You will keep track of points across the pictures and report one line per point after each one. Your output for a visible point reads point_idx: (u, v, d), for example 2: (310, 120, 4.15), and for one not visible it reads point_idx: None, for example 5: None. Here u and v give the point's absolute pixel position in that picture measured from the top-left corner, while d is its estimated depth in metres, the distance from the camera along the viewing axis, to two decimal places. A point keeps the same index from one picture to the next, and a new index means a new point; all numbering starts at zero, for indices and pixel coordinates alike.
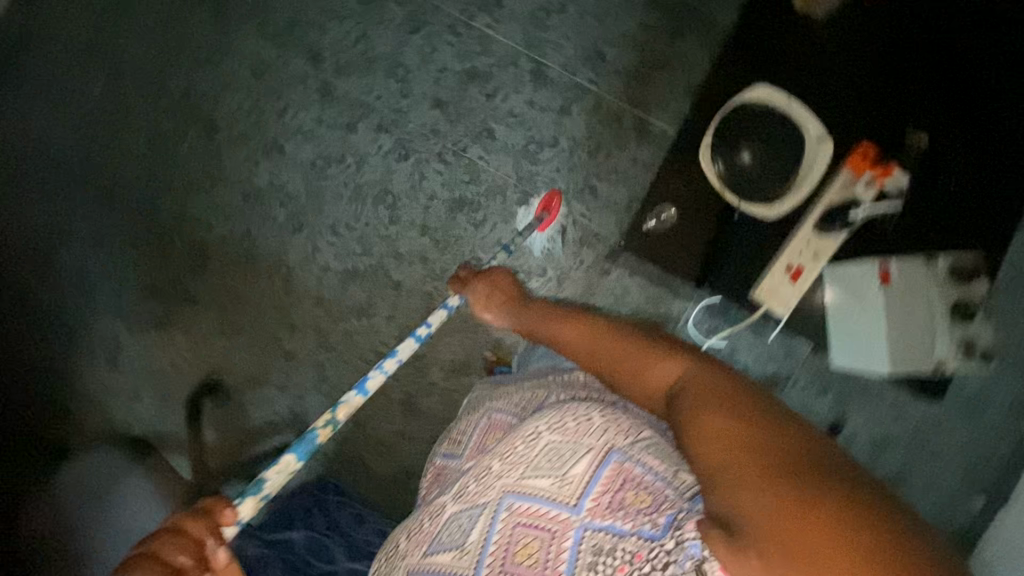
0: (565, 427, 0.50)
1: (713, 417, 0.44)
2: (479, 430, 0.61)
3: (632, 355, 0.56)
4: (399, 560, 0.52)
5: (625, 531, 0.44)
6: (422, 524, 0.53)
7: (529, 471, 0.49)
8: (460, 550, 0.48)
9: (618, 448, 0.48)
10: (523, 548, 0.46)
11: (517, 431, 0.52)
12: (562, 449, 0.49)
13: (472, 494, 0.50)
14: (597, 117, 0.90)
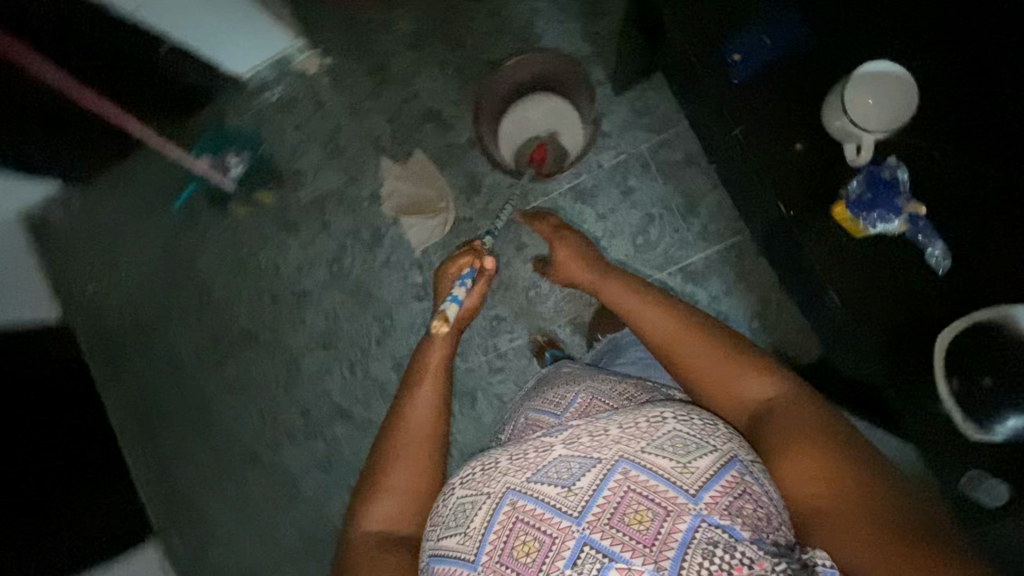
0: (691, 429, 0.67)
1: (816, 455, 0.65)
2: (581, 402, 0.83)
3: (705, 349, 0.81)
4: (497, 476, 0.68)
5: (732, 535, 0.59)
6: (529, 454, 0.69)
7: (650, 447, 0.65)
8: (569, 490, 0.64)
9: (744, 463, 0.65)
10: (634, 513, 0.61)
11: (643, 413, 0.69)
12: (688, 440, 0.66)
13: (587, 446, 0.67)
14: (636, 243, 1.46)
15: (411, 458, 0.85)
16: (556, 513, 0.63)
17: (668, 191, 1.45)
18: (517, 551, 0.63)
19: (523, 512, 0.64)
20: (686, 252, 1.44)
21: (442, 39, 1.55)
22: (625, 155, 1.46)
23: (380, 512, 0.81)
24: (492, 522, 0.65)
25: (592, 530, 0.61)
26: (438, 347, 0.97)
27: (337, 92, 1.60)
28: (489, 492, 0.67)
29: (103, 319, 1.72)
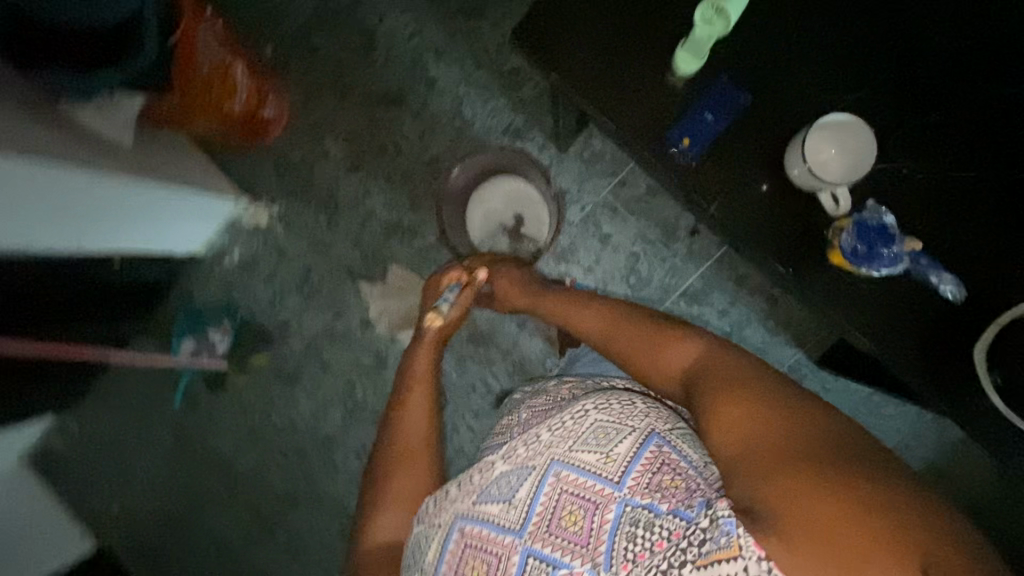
0: (609, 418, 0.77)
1: (738, 405, 0.69)
2: (531, 415, 0.91)
3: (641, 336, 0.90)
4: (450, 505, 0.81)
5: (653, 510, 0.68)
6: (473, 478, 0.81)
7: (575, 445, 0.76)
8: (508, 503, 0.76)
9: (663, 436, 0.74)
10: (566, 515, 0.73)
11: (567, 412, 0.80)
12: (608, 430, 0.76)
13: (523, 457, 0.78)
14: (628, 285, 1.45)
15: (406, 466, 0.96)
16: (501, 530, 0.75)
17: (644, 225, 1.45)
18: (470, 571, 0.76)
19: (473, 536, 0.76)
20: (682, 276, 1.44)
21: (378, 150, 1.53)
22: (591, 205, 1.46)
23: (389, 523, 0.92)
24: (448, 545, 0.78)
25: (535, 539, 0.73)
26: (426, 355, 1.09)
27: (293, 234, 1.57)
28: (444, 521, 0.80)
29: (133, 529, 1.66)
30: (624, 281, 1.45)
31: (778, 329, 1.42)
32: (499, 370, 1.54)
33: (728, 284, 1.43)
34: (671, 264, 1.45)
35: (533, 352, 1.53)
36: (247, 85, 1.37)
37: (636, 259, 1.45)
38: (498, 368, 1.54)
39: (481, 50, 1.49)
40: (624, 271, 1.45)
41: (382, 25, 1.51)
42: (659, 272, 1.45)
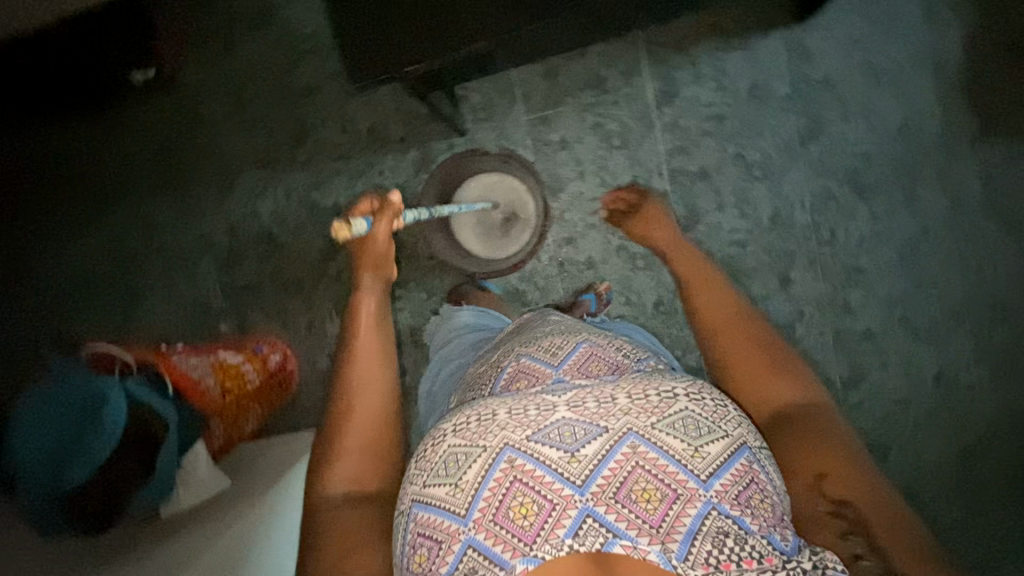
0: (702, 412, 0.75)
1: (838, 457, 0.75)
2: (583, 351, 0.94)
3: (754, 346, 0.90)
4: (617, 415, 0.74)
5: (741, 527, 0.67)
6: (529, 412, 0.75)
7: (661, 425, 0.73)
8: (568, 456, 0.71)
9: (752, 452, 0.73)
10: (642, 492, 0.69)
11: (657, 386, 0.78)
12: (699, 423, 0.74)
13: (591, 412, 0.75)
14: (619, 145, 1.41)
15: (365, 400, 0.88)
16: (685, 472, 0.70)
17: (575, 98, 1.41)
18: (513, 512, 0.69)
19: (523, 471, 0.71)
20: (642, 94, 1.39)
21: None
22: (529, 134, 1.42)
23: (345, 464, 0.81)
24: (609, 455, 0.71)
25: (597, 502, 0.69)
26: (375, 300, 1.05)
27: None
28: (610, 427, 0.73)
29: None
30: (613, 146, 1.41)
31: (745, 40, 1.36)
32: (620, 308, 1.46)
33: (676, 59, 1.37)
34: (625, 96, 1.39)
35: (623, 268, 1.45)
36: (240, 359, 1.39)
37: (601, 122, 1.40)
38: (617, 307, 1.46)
39: (338, 146, 1.48)
40: (605, 141, 1.41)
41: (266, 218, 1.51)
42: (625, 110, 1.40)
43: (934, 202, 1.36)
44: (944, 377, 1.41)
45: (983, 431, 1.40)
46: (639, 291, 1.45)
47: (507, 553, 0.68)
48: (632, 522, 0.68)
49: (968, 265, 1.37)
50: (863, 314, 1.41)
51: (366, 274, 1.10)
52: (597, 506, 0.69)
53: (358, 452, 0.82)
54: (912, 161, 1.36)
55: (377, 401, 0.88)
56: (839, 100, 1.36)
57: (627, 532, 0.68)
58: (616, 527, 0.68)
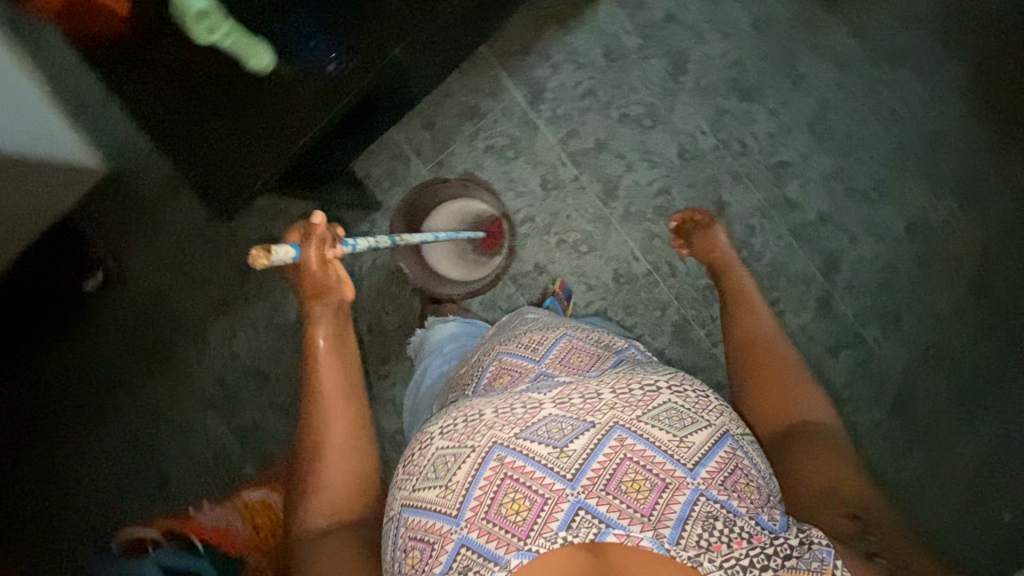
0: (685, 403, 0.74)
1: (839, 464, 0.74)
2: (564, 346, 0.93)
3: (776, 357, 0.90)
4: (602, 408, 0.73)
5: (731, 511, 0.66)
6: (517, 410, 0.74)
7: (647, 417, 0.72)
8: (557, 451, 0.70)
9: (734, 439, 0.73)
10: (630, 481, 0.68)
11: (640, 380, 0.77)
12: (682, 414, 0.73)
13: (578, 407, 0.73)
14: (516, 155, 1.47)
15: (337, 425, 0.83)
16: (673, 462, 0.69)
17: (460, 133, 1.48)
18: (507, 509, 0.67)
19: (514, 467, 0.69)
20: (515, 103, 1.46)
21: None
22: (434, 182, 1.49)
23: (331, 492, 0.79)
24: (598, 449, 0.69)
25: (589, 495, 0.67)
26: (330, 325, 0.93)
27: None
28: (597, 422, 0.71)
29: None
30: (512, 158, 1.47)
31: (582, 18, 1.43)
32: (587, 296, 1.47)
33: (531, 61, 1.45)
34: (501, 111, 1.46)
35: (572, 259, 1.47)
36: (264, 491, 1.38)
37: (491, 143, 1.47)
38: (584, 297, 1.47)
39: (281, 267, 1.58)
40: (503, 157, 1.47)
41: (247, 358, 1.59)
42: (507, 123, 1.46)
43: (818, 74, 1.38)
44: (913, 222, 1.39)
45: (975, 257, 1.38)
46: (597, 273, 1.47)
47: (498, 548, 0.66)
48: (624, 510, 0.66)
49: (877, 113, 1.38)
50: (810, 201, 1.40)
51: (312, 304, 0.94)
52: (590, 499, 0.67)
53: (344, 481, 0.79)
54: (779, 48, 1.39)
55: (354, 432, 0.83)
56: (689, 28, 1.41)
57: (619, 522, 0.66)
58: (609, 517, 0.66)
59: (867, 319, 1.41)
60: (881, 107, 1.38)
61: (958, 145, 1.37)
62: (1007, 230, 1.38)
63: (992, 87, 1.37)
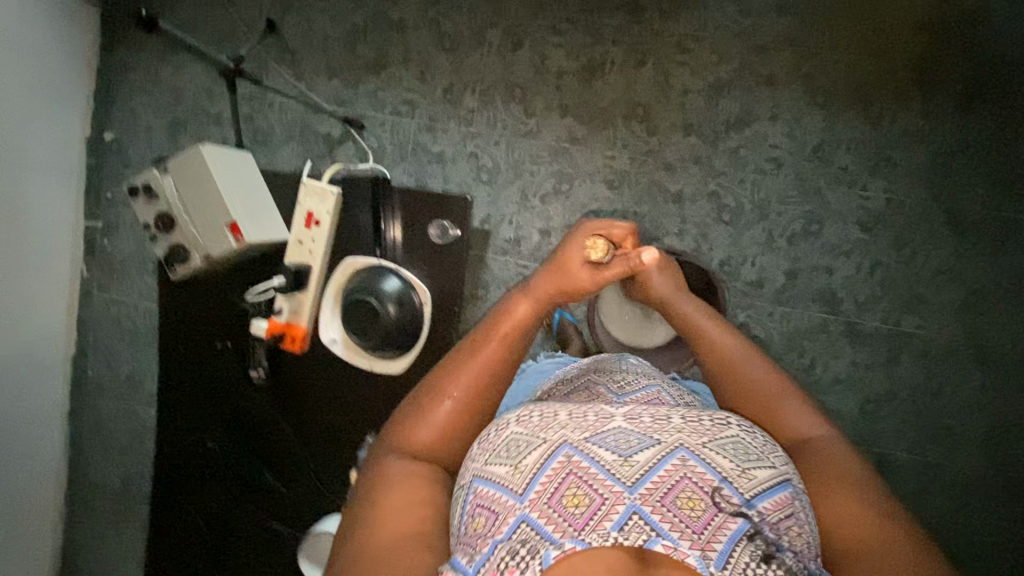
0: (752, 440, 0.76)
1: (849, 492, 0.74)
2: (649, 393, 0.95)
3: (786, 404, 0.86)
4: (670, 430, 0.74)
5: (779, 549, 0.65)
6: (590, 419, 0.77)
7: (712, 444, 0.73)
8: (621, 460, 0.70)
9: (793, 487, 0.73)
10: (688, 500, 0.68)
11: (708, 414, 0.80)
12: (748, 449, 0.74)
13: (647, 425, 0.76)
14: None
15: (467, 375, 0.87)
16: (731, 488, 0.69)
17: None
18: (567, 501, 0.68)
19: (579, 467, 0.70)
20: None
21: None
22: None
23: (420, 439, 0.84)
24: (660, 463, 0.70)
25: (641, 500, 0.68)
26: (530, 306, 0.92)
27: None
28: (662, 439, 0.73)
29: None
30: None
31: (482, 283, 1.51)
32: None
33: None
34: None
35: None
36: None
37: None
38: None
39: None
40: None
41: None
42: None
43: (690, 179, 1.43)
44: (866, 219, 1.39)
45: (936, 205, 1.37)
46: None
47: (553, 530, 0.67)
48: (675, 524, 0.66)
49: (761, 167, 1.40)
50: (771, 271, 1.43)
51: (545, 283, 0.94)
52: (644, 505, 0.67)
53: (443, 422, 0.85)
54: (645, 187, 1.44)
55: (481, 384, 0.87)
56: (566, 228, 1.47)
57: (669, 533, 0.65)
58: (660, 526, 0.66)
59: (896, 316, 1.40)
60: (761, 162, 1.40)
61: (842, 139, 1.38)
62: (941, 164, 1.36)
63: (832, 76, 1.37)
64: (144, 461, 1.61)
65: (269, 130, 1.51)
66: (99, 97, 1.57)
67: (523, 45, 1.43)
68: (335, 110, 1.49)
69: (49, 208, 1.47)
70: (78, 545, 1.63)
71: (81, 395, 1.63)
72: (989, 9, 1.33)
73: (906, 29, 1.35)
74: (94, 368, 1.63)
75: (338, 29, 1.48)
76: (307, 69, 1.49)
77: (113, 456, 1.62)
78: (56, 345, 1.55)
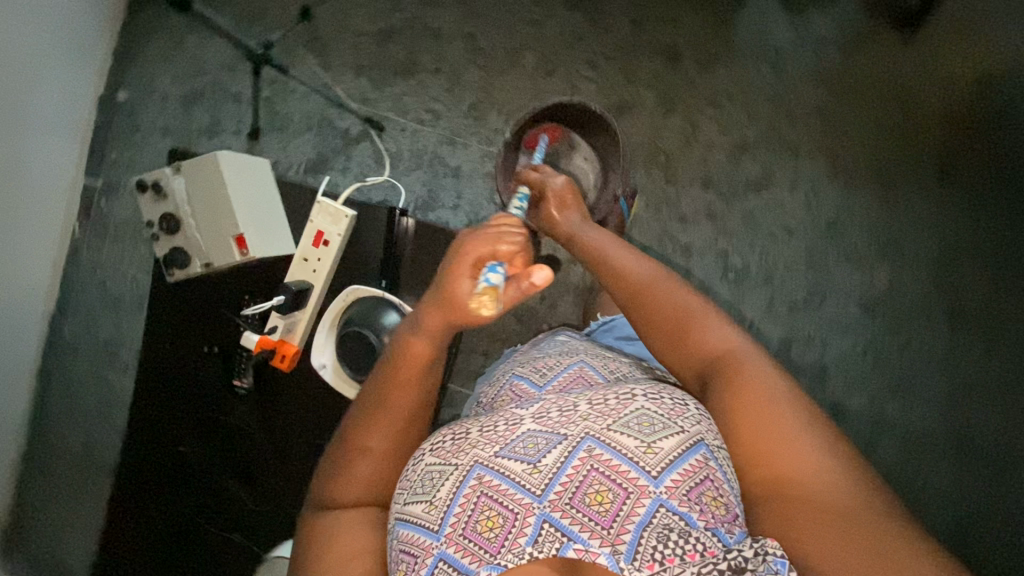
0: (656, 409, 0.72)
1: (779, 411, 0.69)
2: (572, 372, 0.86)
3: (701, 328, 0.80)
4: (576, 420, 0.72)
5: (688, 522, 0.65)
6: (500, 428, 0.75)
7: (614, 425, 0.70)
8: (530, 467, 0.70)
9: (709, 447, 0.69)
10: (597, 493, 0.67)
11: (614, 391, 0.76)
12: (654, 419, 0.71)
13: (554, 422, 0.73)
14: None
15: (386, 427, 0.78)
16: (635, 468, 0.67)
17: None
18: (481, 526, 0.68)
19: (491, 487, 0.70)
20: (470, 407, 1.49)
21: None
22: None
23: (349, 490, 0.77)
24: (568, 461, 0.69)
25: (554, 507, 0.67)
26: (429, 343, 0.77)
27: None
28: (566, 436, 0.71)
29: None
30: None
31: None
32: None
33: (463, 360, 1.49)
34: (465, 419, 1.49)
35: None
36: None
37: None
38: None
39: None
40: None
41: None
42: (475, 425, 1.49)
43: (701, 234, 1.42)
44: (867, 300, 1.40)
45: (937, 297, 1.38)
46: None
47: (469, 562, 0.68)
48: (585, 524, 0.66)
49: (772, 233, 1.41)
50: (768, 337, 1.42)
51: (438, 317, 0.76)
52: (555, 512, 0.67)
53: (369, 461, 0.78)
54: (656, 235, 1.42)
55: (401, 429, 0.78)
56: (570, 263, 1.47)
57: (579, 534, 0.66)
58: (570, 530, 0.66)
59: (883, 400, 1.40)
60: (773, 228, 1.40)
61: (856, 218, 1.39)
62: (948, 257, 1.37)
63: (855, 155, 1.38)
64: (112, 429, 1.57)
65: (288, 119, 1.49)
66: (118, 57, 1.53)
67: (556, 75, 1.42)
68: (357, 108, 1.47)
69: (50, 162, 1.43)
70: (26, 507, 1.58)
71: (55, 354, 1.59)
72: None
73: (935, 120, 1.35)
74: (73, 328, 1.59)
75: (373, 28, 1.46)
76: (335, 62, 1.46)
77: (78, 422, 1.58)
78: (36, 303, 1.52)
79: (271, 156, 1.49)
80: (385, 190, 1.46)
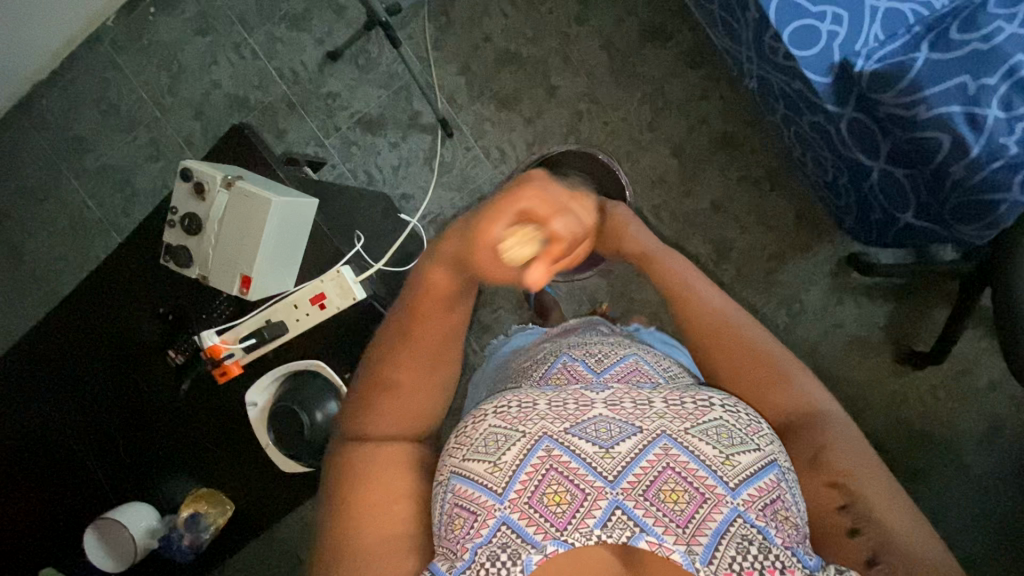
0: (735, 421, 0.63)
1: (863, 466, 0.62)
2: (627, 364, 0.77)
3: (786, 358, 0.70)
4: (651, 416, 0.63)
5: (767, 537, 0.56)
6: (567, 405, 0.64)
7: (694, 428, 0.61)
8: (603, 451, 0.60)
9: (783, 470, 0.61)
10: (671, 492, 0.58)
11: (689, 393, 0.66)
12: (733, 432, 0.62)
13: (627, 411, 0.63)
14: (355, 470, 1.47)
15: (423, 355, 0.67)
16: (715, 476, 0.58)
17: None
18: (548, 499, 0.58)
19: (562, 464, 0.59)
20: None
21: None
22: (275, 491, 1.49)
23: (382, 423, 0.66)
24: (642, 455, 0.59)
25: (626, 496, 0.58)
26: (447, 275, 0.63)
27: None
28: (640, 428, 0.61)
29: None
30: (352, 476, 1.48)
31: None
32: None
33: None
34: None
35: None
36: None
37: None
38: None
39: None
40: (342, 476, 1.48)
41: None
42: None
43: None
44: None
45: None
46: None
47: (535, 533, 0.57)
48: (660, 519, 0.57)
49: None
50: None
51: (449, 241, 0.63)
52: (627, 501, 0.58)
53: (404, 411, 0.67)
54: None
55: (428, 395, 0.68)
56: None
57: (654, 529, 0.56)
58: (644, 523, 0.57)
59: None
60: None
61: None
62: None
63: None
64: (38, 215, 1.52)
65: (373, 65, 1.42)
66: None
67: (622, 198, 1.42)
68: (439, 101, 1.42)
69: None
70: None
71: (26, 117, 1.51)
72: (946, 490, 1.41)
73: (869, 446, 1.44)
74: (54, 104, 1.49)
75: (502, 43, 1.41)
76: (450, 48, 1.41)
77: (11, 190, 1.52)
78: (34, 59, 1.43)
79: (338, 87, 1.43)
80: (418, 189, 1.43)
